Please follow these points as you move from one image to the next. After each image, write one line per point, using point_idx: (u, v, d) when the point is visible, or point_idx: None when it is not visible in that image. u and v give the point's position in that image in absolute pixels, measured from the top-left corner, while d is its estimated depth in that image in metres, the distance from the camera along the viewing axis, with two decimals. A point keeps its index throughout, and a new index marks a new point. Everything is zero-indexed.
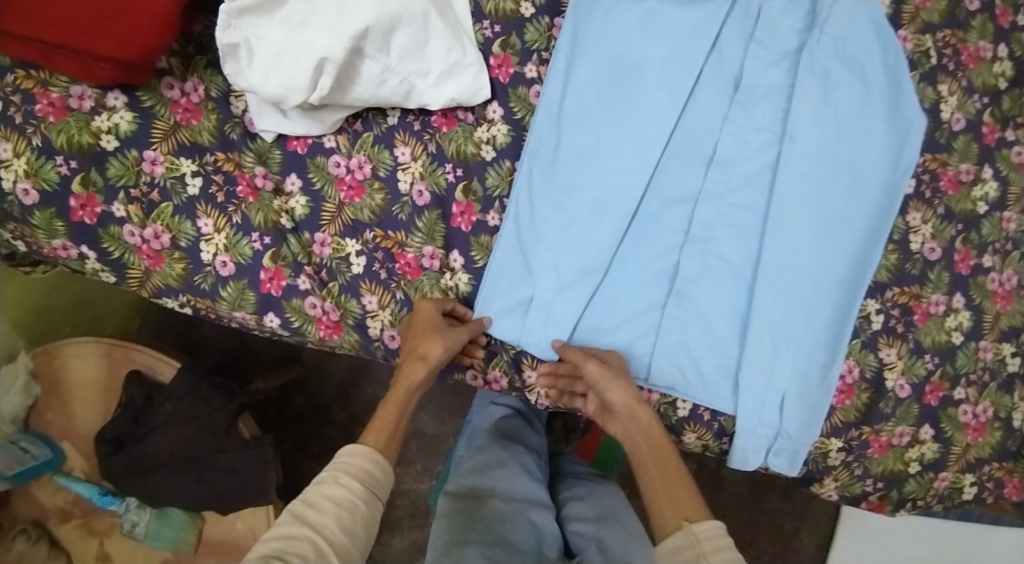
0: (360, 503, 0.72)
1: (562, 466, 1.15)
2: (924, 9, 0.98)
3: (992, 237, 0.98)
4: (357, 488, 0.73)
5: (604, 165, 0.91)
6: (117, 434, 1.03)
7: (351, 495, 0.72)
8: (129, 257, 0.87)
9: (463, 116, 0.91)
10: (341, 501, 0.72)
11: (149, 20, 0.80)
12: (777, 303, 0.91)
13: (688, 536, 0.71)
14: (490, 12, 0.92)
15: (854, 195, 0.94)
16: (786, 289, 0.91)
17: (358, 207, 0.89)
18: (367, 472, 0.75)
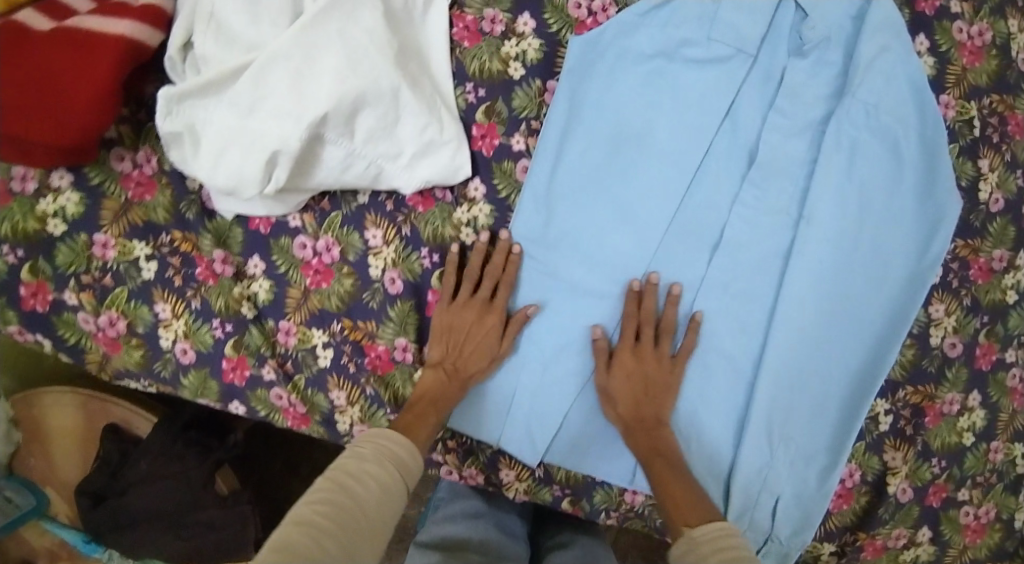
0: (374, 504, 0.66)
1: (545, 511, 1.12)
2: (971, 70, 0.87)
3: (1018, 329, 0.90)
4: (373, 486, 0.68)
5: (600, 248, 0.84)
6: (95, 488, 1.00)
7: (366, 493, 0.67)
8: (87, 342, 0.84)
9: (441, 195, 0.82)
10: (354, 500, 0.65)
11: (92, 93, 0.73)
12: (779, 403, 0.85)
13: (689, 541, 0.70)
14: (474, 74, 0.82)
15: (872, 287, 0.85)
16: (789, 389, 0.85)
17: (324, 294, 0.82)
18: (382, 471, 0.70)
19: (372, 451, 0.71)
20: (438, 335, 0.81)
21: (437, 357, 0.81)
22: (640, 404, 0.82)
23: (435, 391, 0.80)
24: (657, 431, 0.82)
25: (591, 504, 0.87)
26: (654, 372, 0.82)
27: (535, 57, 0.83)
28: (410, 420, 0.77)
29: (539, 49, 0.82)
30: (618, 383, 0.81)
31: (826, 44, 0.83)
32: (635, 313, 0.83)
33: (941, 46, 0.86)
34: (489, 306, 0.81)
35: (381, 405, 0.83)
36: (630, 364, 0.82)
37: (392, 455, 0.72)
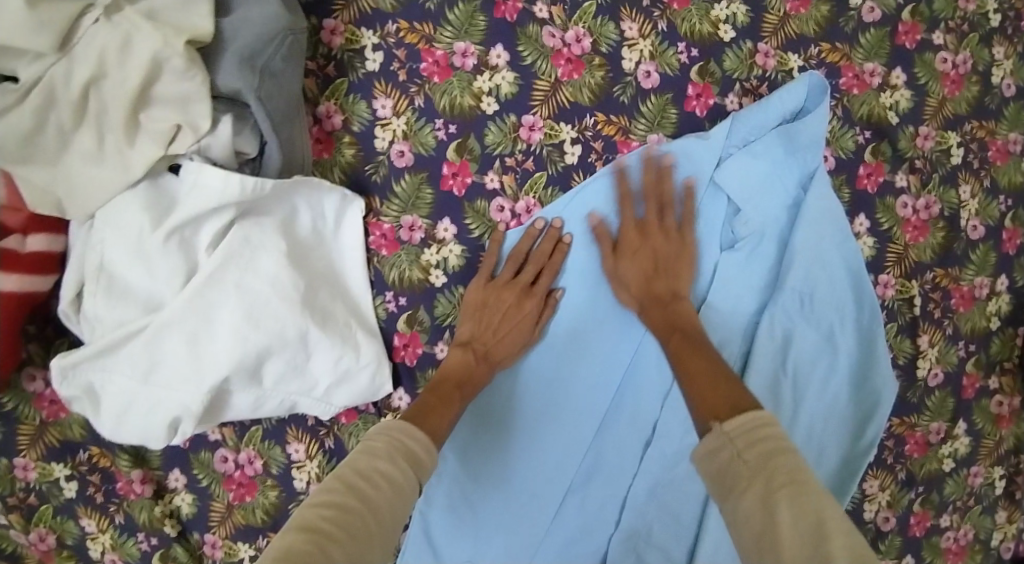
0: (386, 508, 0.55)
1: None
2: (915, 247, 0.86)
3: (953, 494, 0.90)
4: (387, 490, 0.56)
5: (528, 442, 0.82)
6: None
7: (378, 494, 0.55)
8: (23, 549, 0.81)
9: (364, 405, 0.79)
10: (365, 504, 0.53)
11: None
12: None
13: (722, 436, 0.54)
14: (394, 283, 0.77)
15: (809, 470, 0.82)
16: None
17: (248, 508, 0.80)
18: (397, 471, 0.58)
19: (386, 445, 0.60)
20: (472, 312, 0.76)
21: (469, 334, 0.76)
22: (652, 280, 0.78)
23: (461, 374, 0.74)
24: (671, 306, 0.77)
25: None
26: (665, 246, 0.78)
27: (456, 264, 0.78)
28: (429, 403, 0.69)
29: (461, 255, 0.78)
30: (626, 266, 0.78)
31: (760, 238, 0.82)
32: (651, 191, 0.79)
33: (882, 224, 0.84)
34: (529, 290, 0.77)
35: None
36: (636, 244, 0.79)
37: (402, 447, 0.61)
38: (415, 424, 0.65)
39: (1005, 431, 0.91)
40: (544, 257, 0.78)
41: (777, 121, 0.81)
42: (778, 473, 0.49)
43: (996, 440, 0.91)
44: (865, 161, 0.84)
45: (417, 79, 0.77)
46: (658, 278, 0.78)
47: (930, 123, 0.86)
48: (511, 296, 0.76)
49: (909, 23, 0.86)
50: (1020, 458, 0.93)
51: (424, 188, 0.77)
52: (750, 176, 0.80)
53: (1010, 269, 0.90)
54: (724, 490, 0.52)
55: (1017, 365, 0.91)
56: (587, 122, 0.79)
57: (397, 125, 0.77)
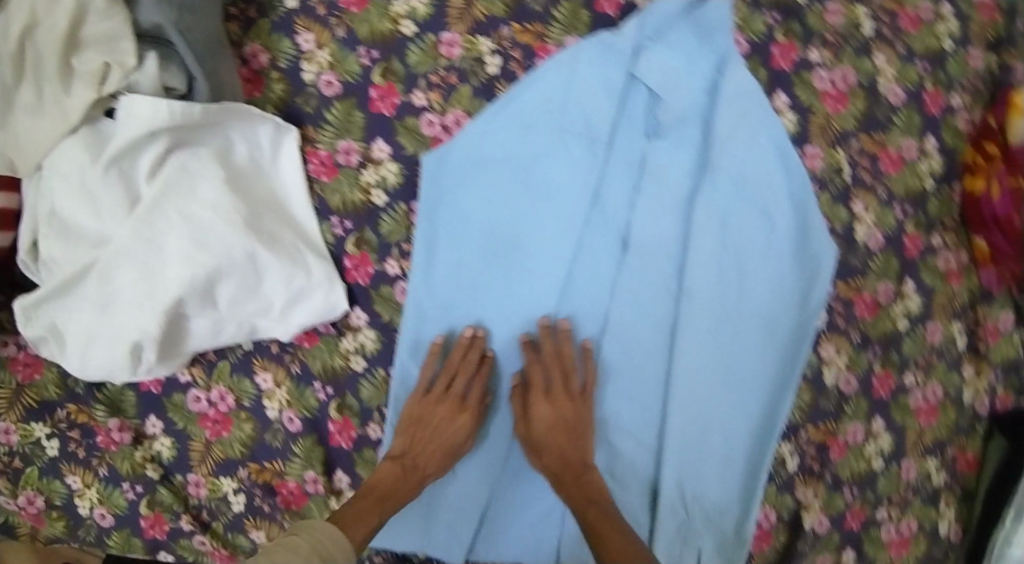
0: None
1: None
2: (837, 116, 0.89)
3: (914, 353, 0.93)
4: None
5: (483, 357, 0.84)
6: None
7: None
8: (14, 519, 0.84)
9: (324, 328, 0.82)
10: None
11: None
12: (689, 472, 0.89)
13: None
14: (338, 207, 0.80)
15: (761, 341, 0.88)
16: (697, 451, 0.88)
17: (225, 443, 0.82)
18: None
19: (309, 548, 0.69)
20: (405, 428, 0.81)
21: (398, 450, 0.81)
22: (563, 451, 0.82)
23: (388, 487, 0.79)
24: (584, 478, 0.82)
25: None
26: (569, 447, 0.83)
27: (396, 182, 0.80)
28: (351, 514, 0.76)
29: (399, 173, 0.80)
30: (540, 424, 0.82)
31: (682, 124, 0.85)
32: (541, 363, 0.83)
33: (801, 99, 0.88)
34: (461, 406, 0.81)
35: None
36: (548, 412, 0.83)
37: (320, 549, 0.69)
38: (335, 527, 0.73)
39: (956, 286, 0.93)
40: (472, 368, 0.82)
41: (681, 9, 0.85)
42: None
43: (948, 295, 0.93)
44: (777, 40, 0.88)
45: (335, 12, 0.81)
46: (570, 446, 0.83)
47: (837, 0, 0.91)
48: (444, 413, 0.81)
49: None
50: (976, 311, 0.95)
51: (355, 112, 0.80)
52: (665, 67, 0.84)
53: (938, 128, 0.92)
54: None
55: (958, 223, 0.94)
56: (504, 33, 0.82)
57: (322, 57, 0.81)
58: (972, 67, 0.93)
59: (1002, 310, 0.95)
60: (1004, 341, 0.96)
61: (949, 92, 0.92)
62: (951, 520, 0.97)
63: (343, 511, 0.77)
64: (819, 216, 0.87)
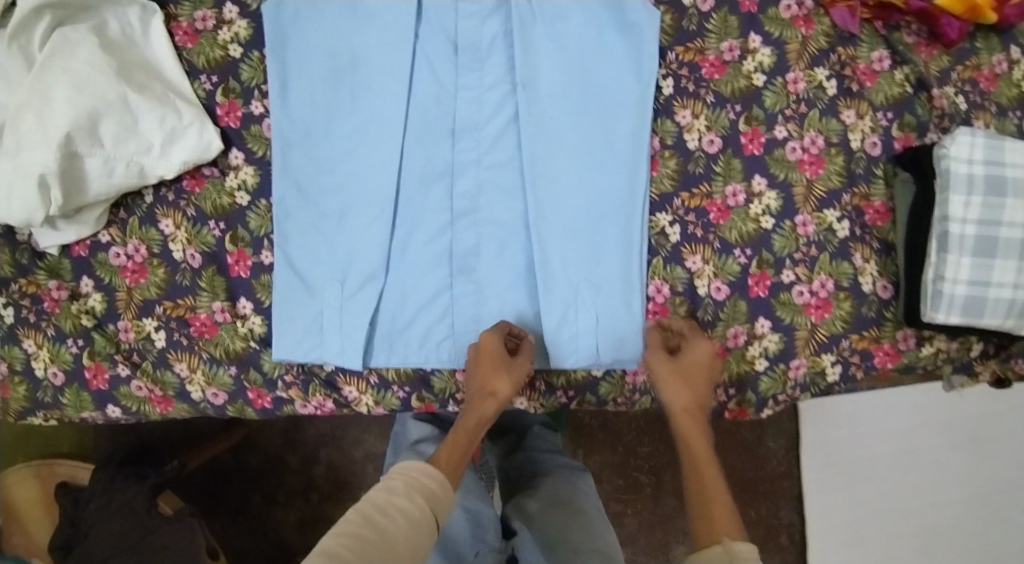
0: (401, 534, 0.69)
1: (531, 460, 1.17)
2: None
3: (779, 104, 0.95)
4: (403, 519, 0.71)
5: (349, 172, 0.93)
6: (64, 540, 1.11)
7: (396, 526, 0.70)
8: None
9: (208, 173, 0.94)
10: (379, 533, 0.68)
11: None
12: (572, 260, 0.92)
13: (728, 552, 0.68)
14: (203, 66, 0.94)
15: (607, 116, 0.93)
16: (571, 235, 0.92)
17: (144, 287, 0.93)
18: (414, 505, 0.73)
19: (403, 485, 0.74)
20: (477, 359, 0.88)
21: (479, 385, 0.87)
22: (692, 389, 0.86)
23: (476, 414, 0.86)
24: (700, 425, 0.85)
25: (436, 395, 0.94)
26: (693, 395, 0.86)
27: (247, 35, 0.95)
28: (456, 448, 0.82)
29: (248, 26, 0.95)
30: (691, 358, 0.87)
31: None
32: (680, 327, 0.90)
33: None
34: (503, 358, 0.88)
35: (218, 363, 0.93)
36: (695, 364, 0.87)
37: (421, 486, 0.75)
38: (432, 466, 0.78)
39: (806, 31, 0.96)
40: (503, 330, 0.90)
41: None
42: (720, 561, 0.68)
43: (800, 42, 0.96)
44: None
45: None
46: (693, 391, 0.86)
47: None
48: (491, 345, 0.87)
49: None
50: (840, 53, 0.96)
51: None
52: None
53: None
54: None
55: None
56: None
57: None
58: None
59: (871, 48, 0.96)
60: (885, 81, 0.96)
61: None
62: (875, 275, 0.94)
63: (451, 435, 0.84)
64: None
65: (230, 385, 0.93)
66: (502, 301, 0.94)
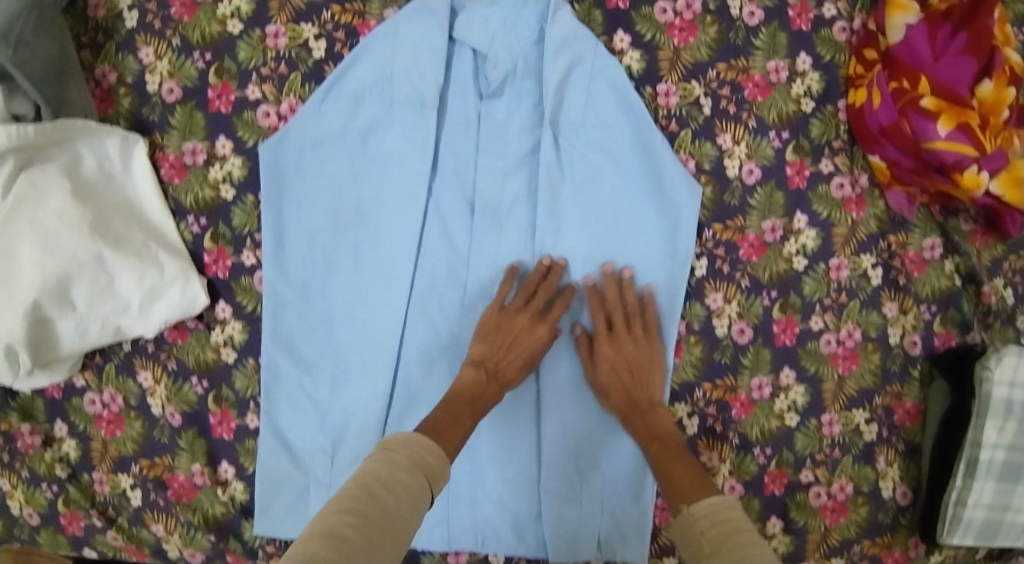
0: (401, 516, 0.61)
1: None
2: (687, 48, 0.86)
3: (818, 293, 0.87)
4: (404, 498, 0.62)
5: (345, 336, 0.84)
6: None
7: (398, 504, 0.61)
8: None
9: (192, 324, 0.86)
10: (383, 512, 0.60)
11: None
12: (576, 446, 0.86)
13: (688, 518, 0.69)
14: (192, 206, 0.85)
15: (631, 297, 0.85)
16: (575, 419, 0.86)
17: (120, 441, 0.88)
18: (414, 481, 0.64)
19: (407, 459, 0.65)
20: (485, 335, 0.81)
21: (478, 356, 0.80)
22: (629, 389, 0.83)
23: (472, 391, 0.78)
24: (649, 414, 0.82)
25: None
26: (639, 389, 0.83)
27: (241, 175, 0.85)
28: (441, 423, 0.74)
29: (243, 165, 0.85)
30: (606, 377, 0.83)
31: (514, 75, 0.84)
32: (600, 305, 0.84)
33: (644, 36, 0.85)
34: (541, 317, 0.82)
35: (196, 527, 0.88)
36: (612, 354, 0.83)
37: (422, 462, 0.66)
38: (429, 438, 0.70)
39: (858, 214, 0.87)
40: (534, 284, 0.83)
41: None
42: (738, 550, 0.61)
43: (849, 226, 0.87)
44: None
45: (170, 24, 0.85)
46: (635, 386, 0.83)
47: None
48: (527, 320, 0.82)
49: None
50: (891, 240, 0.88)
51: (195, 114, 0.85)
52: (485, 23, 0.83)
53: (811, 45, 0.87)
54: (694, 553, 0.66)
55: (848, 141, 0.87)
56: (325, 16, 0.84)
57: (162, 67, 0.85)
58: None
59: (924, 235, 0.89)
60: (934, 272, 0.89)
61: (819, 4, 0.87)
62: (895, 480, 0.90)
63: (435, 413, 0.75)
64: (669, 154, 0.84)
65: (207, 549, 0.88)
66: (503, 483, 0.87)
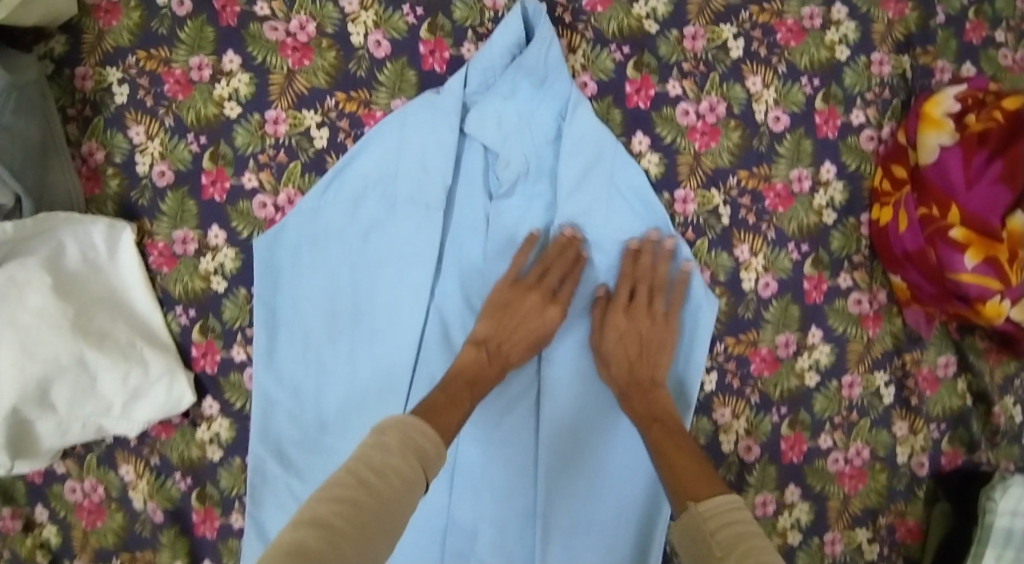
0: (395, 504, 0.56)
1: None
2: (708, 154, 0.82)
3: (828, 411, 0.85)
4: (396, 481, 0.57)
5: (338, 439, 0.80)
6: None
7: (390, 491, 0.56)
8: None
9: (177, 420, 0.83)
10: (375, 500, 0.55)
11: None
12: (583, 471, 0.81)
13: (696, 516, 0.62)
14: (181, 296, 0.81)
15: None
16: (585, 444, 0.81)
17: (101, 532, 0.85)
18: (408, 467, 0.59)
19: (400, 442, 0.60)
20: (493, 311, 0.77)
21: (485, 333, 0.76)
22: (635, 364, 0.78)
23: (472, 370, 0.74)
24: (652, 395, 0.77)
25: None
26: (644, 365, 0.78)
27: (234, 267, 0.81)
28: (438, 403, 0.69)
29: (236, 257, 0.81)
30: (611, 345, 0.78)
31: (526, 176, 0.79)
32: (631, 271, 0.80)
33: (664, 138, 0.81)
34: (553, 296, 0.77)
35: None
36: (623, 324, 0.79)
37: (417, 445, 0.61)
38: (425, 420, 0.65)
39: (874, 331, 0.85)
40: (556, 257, 0.79)
41: (509, 56, 0.78)
42: (744, 556, 0.55)
43: (864, 343, 0.84)
44: (630, 77, 0.81)
45: (163, 101, 0.80)
46: (640, 361, 0.78)
47: (696, 22, 0.82)
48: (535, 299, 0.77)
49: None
50: (905, 359, 0.85)
51: (187, 202, 0.80)
52: (500, 120, 0.78)
53: (836, 154, 0.83)
54: (696, 554, 0.60)
55: (868, 255, 0.85)
56: (329, 103, 0.79)
57: (154, 148, 0.80)
58: (878, 75, 0.84)
59: (938, 352, 0.86)
60: (945, 391, 0.86)
61: (847, 110, 0.84)
62: None
63: (433, 394, 0.70)
64: (688, 249, 0.81)
65: None
66: None
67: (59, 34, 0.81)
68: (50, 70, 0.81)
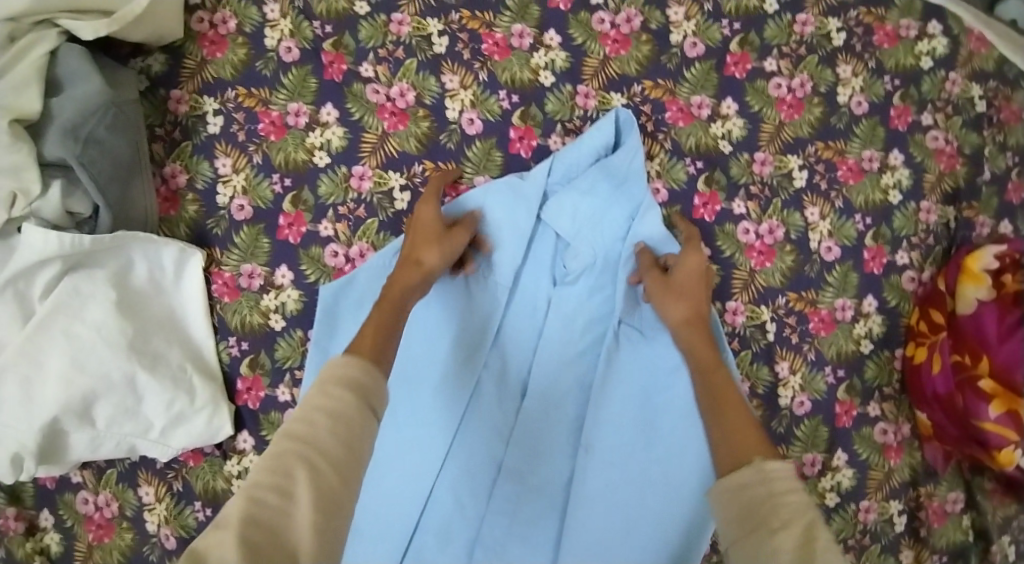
0: (341, 468, 0.51)
1: None
2: (762, 271, 0.86)
3: (843, 532, 0.87)
4: (330, 434, 0.52)
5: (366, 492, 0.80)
6: None
7: (330, 457, 0.51)
8: None
9: (209, 449, 0.84)
10: (315, 467, 0.50)
11: None
12: (602, 525, 0.80)
13: (760, 474, 0.56)
14: (236, 328, 0.82)
15: (669, 501, 0.80)
16: (610, 497, 0.80)
17: (107, 548, 0.84)
18: (351, 420, 0.53)
19: (337, 395, 0.54)
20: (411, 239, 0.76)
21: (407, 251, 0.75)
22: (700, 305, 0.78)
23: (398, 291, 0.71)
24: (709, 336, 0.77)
25: None
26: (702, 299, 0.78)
27: (295, 308, 0.82)
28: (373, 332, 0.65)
29: (299, 300, 0.82)
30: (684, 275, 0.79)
31: (592, 269, 0.83)
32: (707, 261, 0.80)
33: (724, 252, 0.85)
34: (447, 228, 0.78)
35: None
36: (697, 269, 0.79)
37: (352, 387, 0.55)
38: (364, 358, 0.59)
39: (895, 461, 0.88)
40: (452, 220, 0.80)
41: (595, 156, 0.83)
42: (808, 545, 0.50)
43: (885, 471, 0.88)
44: (699, 190, 0.86)
45: (254, 139, 0.82)
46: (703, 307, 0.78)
47: (766, 149, 0.87)
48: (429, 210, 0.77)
49: (738, 54, 0.88)
50: (920, 491, 0.89)
51: (261, 240, 0.82)
52: (576, 213, 0.82)
53: (879, 289, 0.88)
54: (748, 509, 0.54)
55: (899, 389, 0.90)
56: (415, 169, 0.83)
57: (237, 182, 0.82)
58: (924, 222, 0.89)
59: (949, 487, 0.90)
60: (950, 524, 0.90)
61: (894, 250, 0.89)
62: None
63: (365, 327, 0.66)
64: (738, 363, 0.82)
65: None
66: None
67: (158, 53, 0.83)
68: (144, 86, 0.83)
